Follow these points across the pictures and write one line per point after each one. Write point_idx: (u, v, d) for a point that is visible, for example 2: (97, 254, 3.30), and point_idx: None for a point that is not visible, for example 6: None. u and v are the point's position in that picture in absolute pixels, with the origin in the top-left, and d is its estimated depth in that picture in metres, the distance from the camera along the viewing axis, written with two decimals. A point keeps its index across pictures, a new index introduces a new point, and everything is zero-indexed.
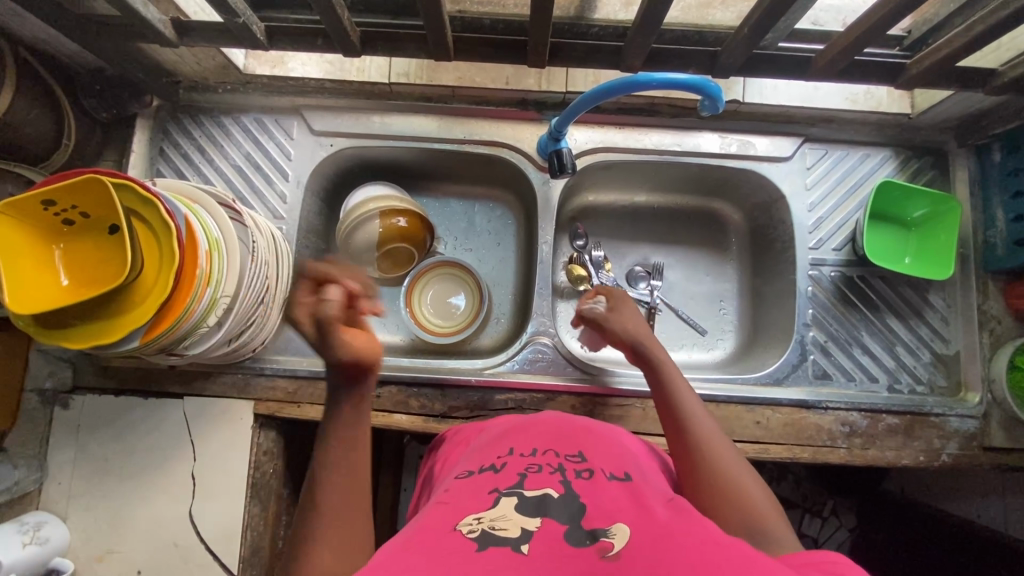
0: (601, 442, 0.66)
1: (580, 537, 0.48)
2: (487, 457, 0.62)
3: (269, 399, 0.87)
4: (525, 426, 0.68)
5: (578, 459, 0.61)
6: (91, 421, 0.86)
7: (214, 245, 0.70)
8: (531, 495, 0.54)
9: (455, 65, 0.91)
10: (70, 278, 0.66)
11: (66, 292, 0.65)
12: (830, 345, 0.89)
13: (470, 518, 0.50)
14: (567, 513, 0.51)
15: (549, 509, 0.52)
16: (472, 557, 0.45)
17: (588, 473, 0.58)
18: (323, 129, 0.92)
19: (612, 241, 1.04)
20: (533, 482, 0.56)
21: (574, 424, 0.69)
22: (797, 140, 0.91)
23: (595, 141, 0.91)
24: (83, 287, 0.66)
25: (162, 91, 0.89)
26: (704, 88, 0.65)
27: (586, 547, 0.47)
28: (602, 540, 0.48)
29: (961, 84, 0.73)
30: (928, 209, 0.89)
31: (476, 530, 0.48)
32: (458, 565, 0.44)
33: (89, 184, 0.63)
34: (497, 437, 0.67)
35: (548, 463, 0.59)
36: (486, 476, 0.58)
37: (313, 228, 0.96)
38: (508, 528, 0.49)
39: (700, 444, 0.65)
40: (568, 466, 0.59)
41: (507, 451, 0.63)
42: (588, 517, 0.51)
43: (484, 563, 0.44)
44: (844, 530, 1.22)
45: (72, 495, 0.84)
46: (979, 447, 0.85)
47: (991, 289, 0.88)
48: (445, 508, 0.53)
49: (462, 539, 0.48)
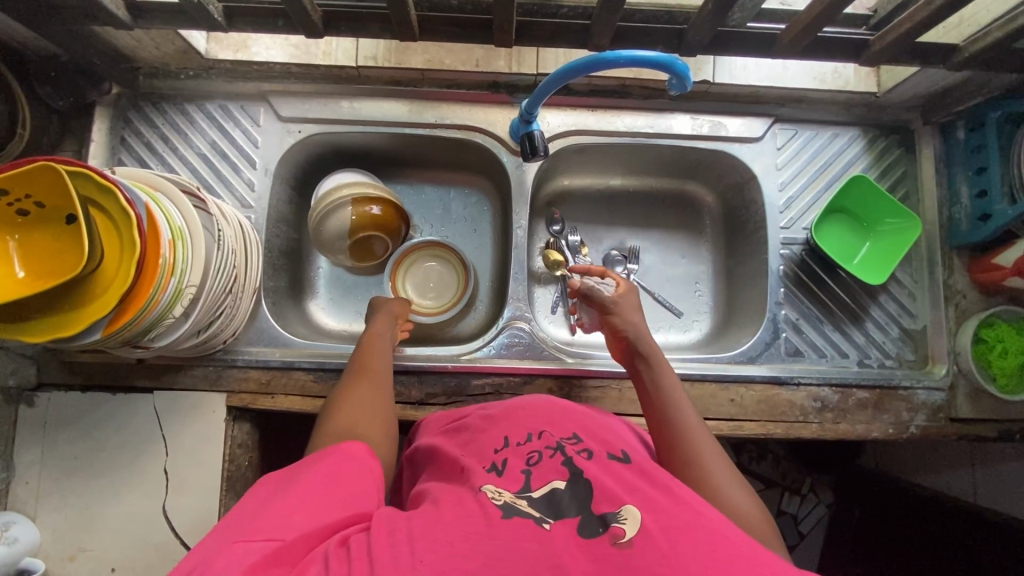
0: (591, 424, 0.67)
1: (593, 525, 0.49)
2: (486, 450, 0.62)
3: (242, 390, 0.85)
4: (521, 406, 0.69)
5: (575, 440, 0.62)
6: (58, 418, 0.83)
7: (177, 234, 0.69)
8: (540, 494, 0.54)
9: (424, 46, 0.89)
10: (26, 270, 0.64)
11: (21, 286, 0.63)
12: (802, 323, 0.90)
13: (494, 488, 0.54)
14: (576, 504, 0.52)
15: (562, 505, 0.52)
16: (497, 523, 0.48)
17: (587, 453, 0.59)
18: (291, 115, 0.90)
19: (588, 226, 1.04)
20: (538, 477, 0.56)
21: (566, 405, 0.70)
22: (768, 120, 0.92)
23: (568, 124, 0.91)
24: (41, 280, 0.64)
25: (121, 77, 0.86)
26: (671, 66, 0.65)
27: (600, 534, 0.48)
28: (613, 526, 0.48)
29: (923, 60, 0.74)
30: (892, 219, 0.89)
31: (500, 499, 0.52)
32: (482, 529, 0.48)
33: (40, 172, 0.61)
34: (490, 421, 0.67)
35: (546, 447, 0.60)
36: (489, 471, 0.58)
37: (283, 217, 0.94)
38: (532, 507, 0.52)
39: (666, 449, 0.66)
40: (567, 448, 0.60)
41: (504, 441, 0.63)
42: (597, 501, 0.52)
43: (508, 528, 0.48)
44: (822, 507, 1.29)
45: (41, 494, 0.82)
46: (946, 419, 0.87)
47: (956, 263, 0.90)
48: (456, 490, 0.55)
49: (490, 504, 0.52)
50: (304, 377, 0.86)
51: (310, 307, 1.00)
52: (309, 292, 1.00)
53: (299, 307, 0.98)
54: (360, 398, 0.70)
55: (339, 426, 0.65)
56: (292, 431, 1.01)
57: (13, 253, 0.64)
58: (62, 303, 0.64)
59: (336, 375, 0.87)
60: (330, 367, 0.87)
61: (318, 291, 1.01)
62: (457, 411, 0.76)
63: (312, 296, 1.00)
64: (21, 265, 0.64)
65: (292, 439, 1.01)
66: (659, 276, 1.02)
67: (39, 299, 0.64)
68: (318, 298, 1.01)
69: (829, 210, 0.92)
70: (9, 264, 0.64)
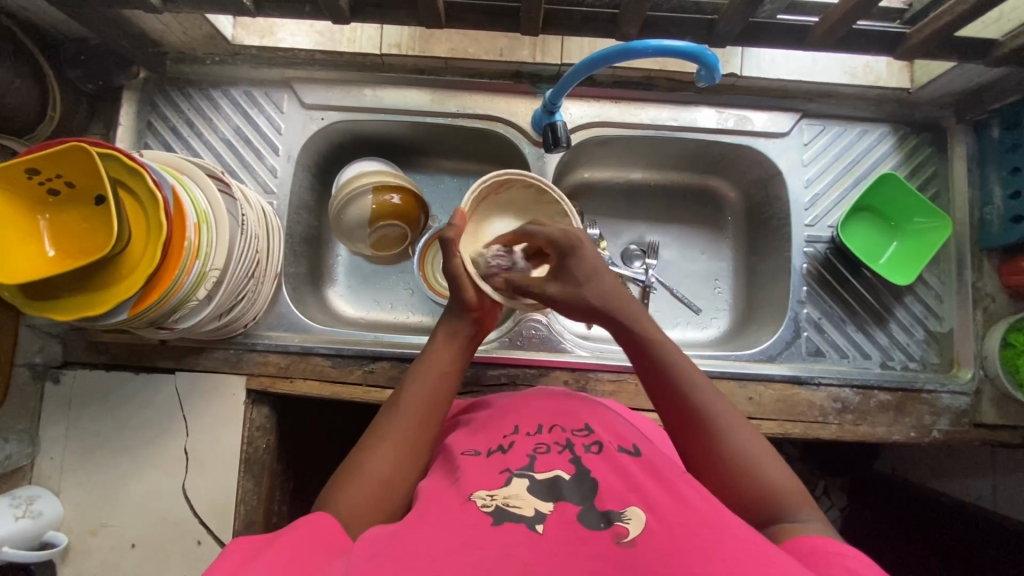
0: (605, 415, 0.67)
1: (594, 519, 0.50)
2: (495, 436, 0.63)
3: (261, 373, 0.86)
4: (532, 398, 0.69)
5: (585, 432, 0.62)
6: (82, 396, 0.85)
7: (203, 218, 0.69)
8: (544, 477, 0.56)
9: (448, 35, 0.89)
10: (56, 250, 0.65)
11: (52, 265, 0.64)
12: (824, 322, 0.89)
13: (483, 493, 0.54)
14: (579, 494, 0.53)
15: (563, 493, 0.53)
16: (487, 532, 0.48)
17: (596, 447, 0.60)
18: (314, 102, 0.90)
19: (607, 219, 1.03)
20: (544, 462, 0.57)
21: (576, 397, 0.70)
22: (795, 115, 0.90)
23: (590, 116, 0.90)
24: (69, 261, 0.65)
25: (149, 62, 0.87)
26: (700, 56, 0.64)
27: (601, 530, 0.49)
28: (616, 524, 0.50)
29: (961, 55, 0.72)
30: (920, 217, 0.87)
31: (490, 505, 0.52)
32: (471, 539, 0.48)
33: (71, 154, 0.62)
34: (498, 412, 0.67)
35: (556, 442, 0.60)
36: (495, 456, 0.59)
37: (304, 204, 0.95)
38: (522, 506, 0.52)
39: (685, 412, 0.62)
40: (576, 442, 0.60)
41: (513, 429, 0.64)
42: (601, 498, 0.53)
43: (498, 537, 0.48)
44: (835, 510, 1.26)
45: (65, 469, 0.84)
46: (969, 424, 0.85)
47: (985, 266, 0.88)
48: (456, 484, 0.56)
49: (476, 512, 0.51)
50: (322, 362, 0.87)
51: (328, 294, 1.00)
52: (327, 279, 1.01)
53: (318, 294, 0.99)
54: (391, 446, 0.61)
55: (359, 486, 0.58)
56: (308, 416, 1.02)
57: (44, 233, 0.65)
58: (91, 283, 0.65)
59: (354, 361, 0.87)
60: (348, 353, 0.87)
61: (337, 279, 1.02)
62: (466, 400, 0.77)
63: (331, 284, 1.01)
64: (51, 245, 0.65)
65: (307, 424, 1.02)
66: (678, 271, 1.01)
67: (70, 277, 0.65)
68: (337, 285, 1.01)
69: (857, 208, 0.90)
70: (38, 243, 0.65)
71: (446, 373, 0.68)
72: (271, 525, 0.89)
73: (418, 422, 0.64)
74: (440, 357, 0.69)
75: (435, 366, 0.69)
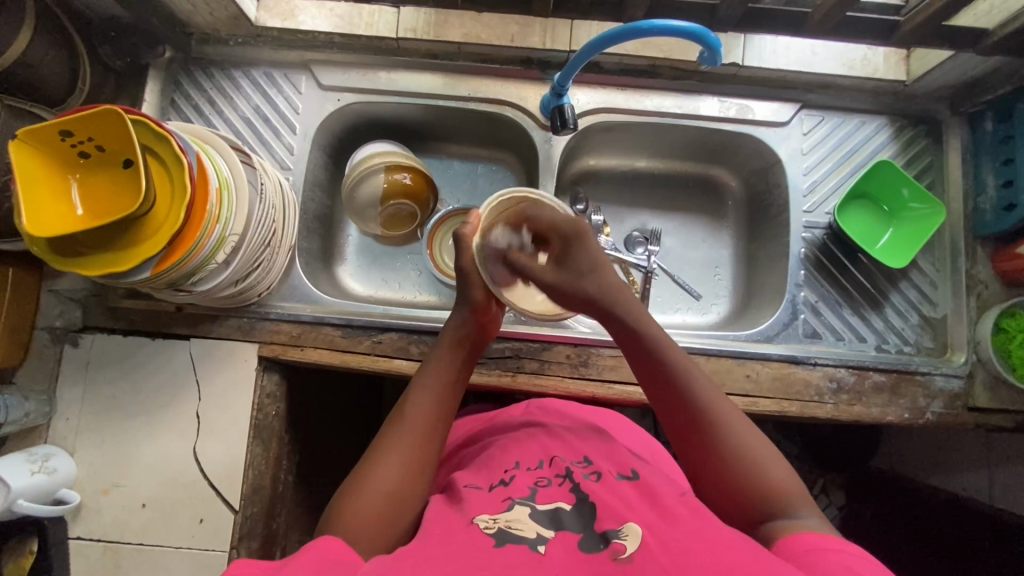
0: (602, 445, 0.69)
1: (594, 541, 0.52)
2: (495, 472, 0.64)
3: (273, 342, 0.89)
4: (535, 433, 0.71)
5: (585, 463, 0.64)
6: (100, 359, 0.88)
7: (224, 184, 0.72)
8: (544, 507, 0.57)
9: (461, 21, 0.92)
10: (84, 209, 0.68)
11: (78, 223, 0.67)
12: (821, 305, 0.91)
13: (485, 516, 0.56)
14: (580, 521, 0.55)
15: (563, 522, 0.55)
16: (490, 553, 0.50)
17: (595, 475, 0.62)
18: (331, 83, 0.94)
19: (611, 206, 1.06)
20: (544, 495, 0.59)
21: (573, 431, 0.72)
22: (796, 105, 0.93)
23: (597, 101, 0.93)
24: (96, 220, 0.67)
25: (175, 41, 0.91)
26: (703, 38, 0.67)
27: (601, 550, 0.51)
28: (615, 542, 0.51)
29: (952, 43, 0.75)
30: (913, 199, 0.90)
31: (493, 526, 0.54)
32: (475, 560, 0.49)
33: (105, 117, 0.65)
34: (498, 449, 0.69)
35: (556, 474, 0.62)
36: (498, 487, 0.61)
37: (318, 182, 0.98)
38: (524, 528, 0.54)
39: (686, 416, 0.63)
40: (576, 471, 0.62)
41: (515, 464, 0.65)
42: (600, 519, 0.54)
43: (501, 558, 0.50)
44: (834, 509, 1.25)
45: (80, 430, 0.86)
46: (963, 407, 0.87)
47: (979, 254, 0.90)
48: (461, 509, 0.58)
49: (481, 535, 0.53)
50: (332, 332, 0.90)
51: (338, 272, 1.03)
52: (338, 258, 1.04)
53: (329, 271, 1.02)
54: (394, 459, 0.62)
55: (365, 501, 0.58)
56: (316, 391, 1.04)
57: (72, 190, 0.68)
58: (114, 244, 0.68)
59: (363, 331, 0.90)
60: (357, 324, 0.90)
61: (347, 257, 1.05)
62: (474, 427, 0.81)
63: (341, 262, 1.04)
64: (81, 205, 0.68)
65: (315, 399, 1.04)
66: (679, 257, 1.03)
67: (96, 236, 0.68)
68: (347, 264, 1.04)
69: (853, 193, 0.92)
70: (66, 202, 0.68)
71: (444, 385, 0.69)
72: (276, 491, 0.91)
73: (426, 429, 0.65)
74: (442, 366, 0.70)
75: (438, 376, 0.69)
